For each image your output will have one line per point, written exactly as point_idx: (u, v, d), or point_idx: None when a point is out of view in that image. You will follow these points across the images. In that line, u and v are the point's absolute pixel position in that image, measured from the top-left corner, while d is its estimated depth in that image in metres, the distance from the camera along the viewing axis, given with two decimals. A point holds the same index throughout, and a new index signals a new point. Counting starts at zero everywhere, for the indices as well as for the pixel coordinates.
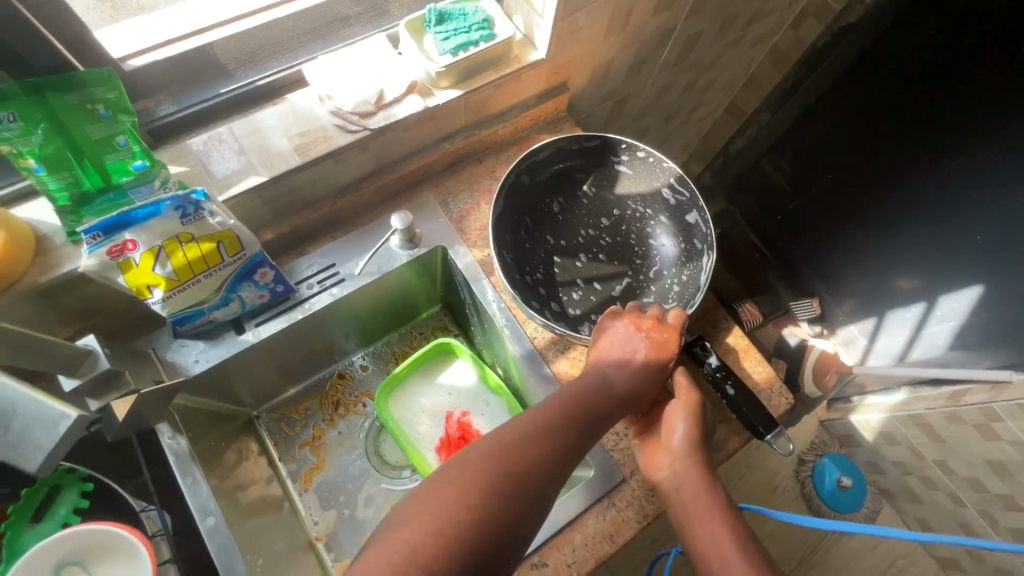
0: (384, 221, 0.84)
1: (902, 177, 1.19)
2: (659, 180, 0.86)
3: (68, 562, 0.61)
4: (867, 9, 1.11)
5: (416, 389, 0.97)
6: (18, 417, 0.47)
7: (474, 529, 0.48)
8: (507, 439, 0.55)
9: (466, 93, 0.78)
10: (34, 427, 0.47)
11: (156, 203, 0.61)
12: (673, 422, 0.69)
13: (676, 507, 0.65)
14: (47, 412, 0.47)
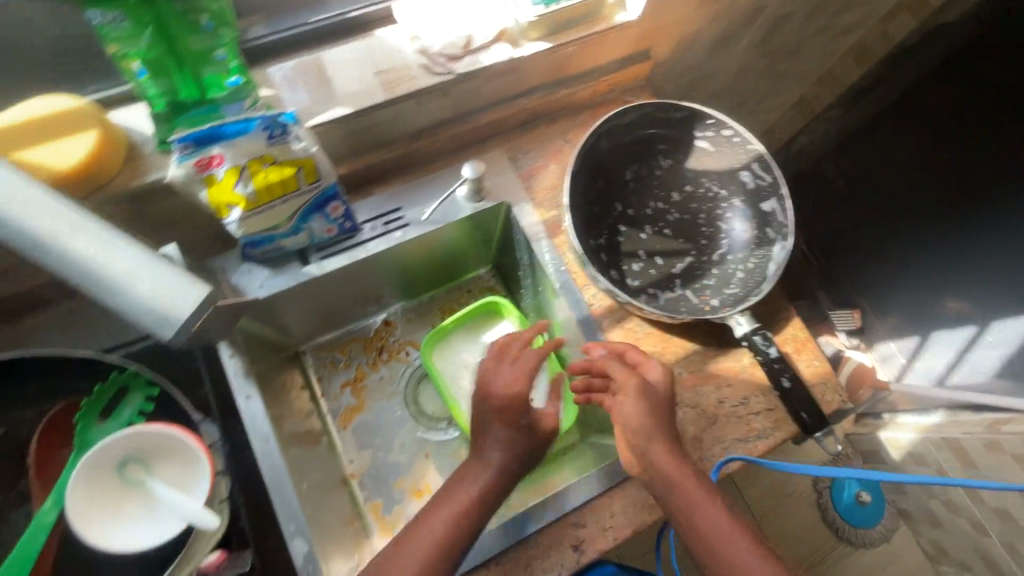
0: (453, 171, 0.84)
1: (959, 198, 1.15)
2: (740, 162, 0.83)
3: (129, 460, 0.62)
4: (970, 6, 1.03)
5: (460, 343, 0.98)
6: (154, 281, 0.45)
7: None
8: (436, 506, 0.64)
9: (554, 48, 0.76)
10: (168, 290, 0.45)
11: (246, 121, 0.61)
12: (627, 411, 0.66)
13: (663, 493, 0.63)
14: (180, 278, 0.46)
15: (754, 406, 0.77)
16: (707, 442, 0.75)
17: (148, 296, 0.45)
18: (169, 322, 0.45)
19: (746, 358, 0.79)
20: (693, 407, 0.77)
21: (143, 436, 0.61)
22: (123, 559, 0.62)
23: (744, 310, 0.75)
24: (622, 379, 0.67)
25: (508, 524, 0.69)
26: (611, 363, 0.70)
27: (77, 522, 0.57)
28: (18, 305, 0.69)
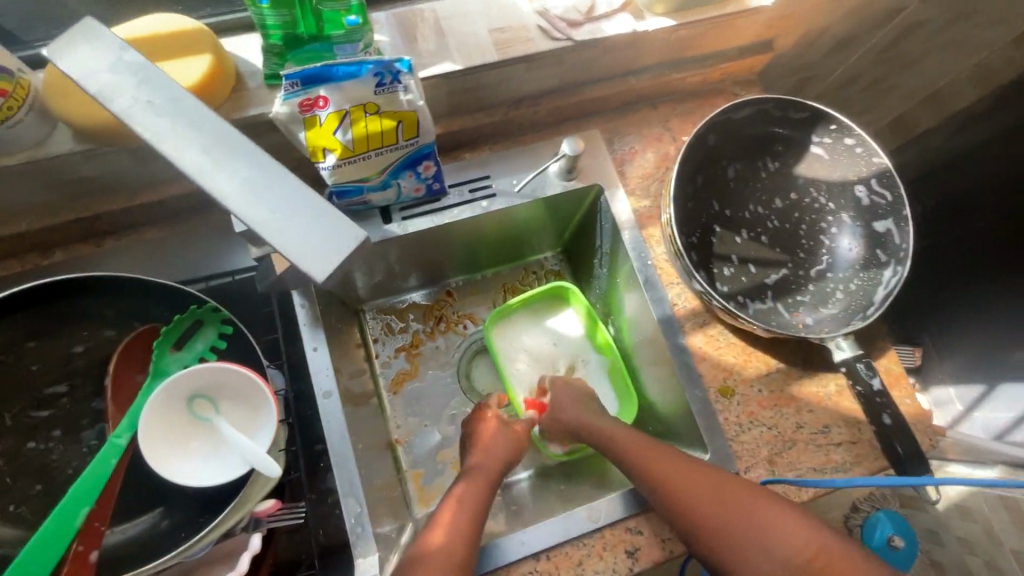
0: (546, 145, 0.80)
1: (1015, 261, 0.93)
2: (857, 175, 0.77)
3: (197, 395, 0.61)
4: None
5: (521, 325, 0.94)
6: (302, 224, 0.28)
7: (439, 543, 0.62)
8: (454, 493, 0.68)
9: (679, 25, 0.71)
10: (322, 236, 0.28)
11: (359, 64, 0.59)
12: (643, 462, 0.67)
13: (681, 518, 0.63)
14: (338, 215, 0.28)
15: (835, 436, 0.72)
16: (780, 466, 0.70)
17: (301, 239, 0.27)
18: (318, 271, 0.27)
19: (832, 385, 0.74)
20: (770, 429, 0.72)
21: (212, 373, 0.59)
22: (187, 492, 0.61)
23: (847, 334, 0.69)
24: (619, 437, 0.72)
25: (564, 518, 0.67)
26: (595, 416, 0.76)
27: (145, 450, 0.57)
28: (106, 224, 0.69)
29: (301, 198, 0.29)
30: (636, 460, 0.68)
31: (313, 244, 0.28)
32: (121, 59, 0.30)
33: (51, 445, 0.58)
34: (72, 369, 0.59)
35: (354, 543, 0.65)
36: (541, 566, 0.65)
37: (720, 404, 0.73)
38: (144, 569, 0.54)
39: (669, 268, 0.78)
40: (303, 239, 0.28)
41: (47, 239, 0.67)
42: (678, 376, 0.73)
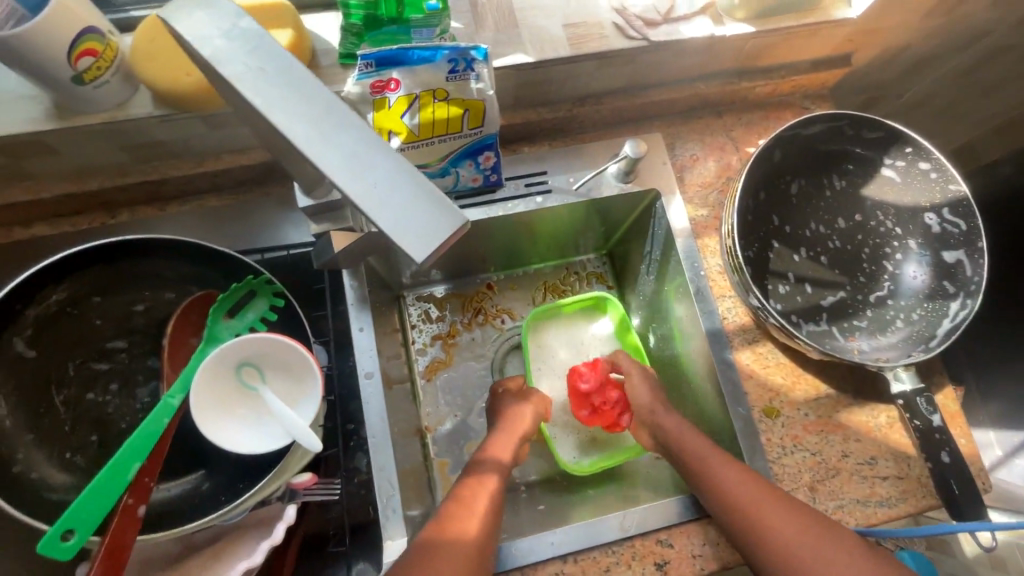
0: (606, 146, 0.79)
1: None
2: (929, 201, 0.73)
3: (246, 363, 0.62)
4: None
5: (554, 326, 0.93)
6: (399, 206, 0.27)
7: (468, 529, 0.60)
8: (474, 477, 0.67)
9: (758, 33, 0.69)
10: (420, 216, 0.27)
11: (435, 49, 0.59)
12: (709, 469, 0.64)
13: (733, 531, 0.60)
14: (436, 196, 0.27)
15: (882, 469, 0.69)
16: (823, 494, 0.68)
17: (400, 222, 0.27)
18: (415, 251, 0.27)
19: (883, 417, 0.71)
20: (814, 454, 0.70)
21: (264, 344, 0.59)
22: (229, 456, 0.63)
23: (909, 366, 0.67)
24: (687, 439, 0.69)
25: (594, 525, 0.66)
26: (661, 414, 0.74)
27: (194, 412, 0.57)
28: (172, 188, 0.70)
29: (401, 175, 0.28)
30: (703, 466, 0.65)
31: (410, 223, 0.27)
32: (236, 25, 0.30)
33: (108, 397, 0.60)
34: (132, 327, 0.61)
35: (384, 525, 0.65)
36: (568, 568, 0.64)
37: (763, 424, 0.70)
38: (187, 528, 0.55)
39: (722, 280, 0.76)
40: (401, 216, 0.27)
41: (115, 199, 0.69)
42: (723, 391, 0.72)
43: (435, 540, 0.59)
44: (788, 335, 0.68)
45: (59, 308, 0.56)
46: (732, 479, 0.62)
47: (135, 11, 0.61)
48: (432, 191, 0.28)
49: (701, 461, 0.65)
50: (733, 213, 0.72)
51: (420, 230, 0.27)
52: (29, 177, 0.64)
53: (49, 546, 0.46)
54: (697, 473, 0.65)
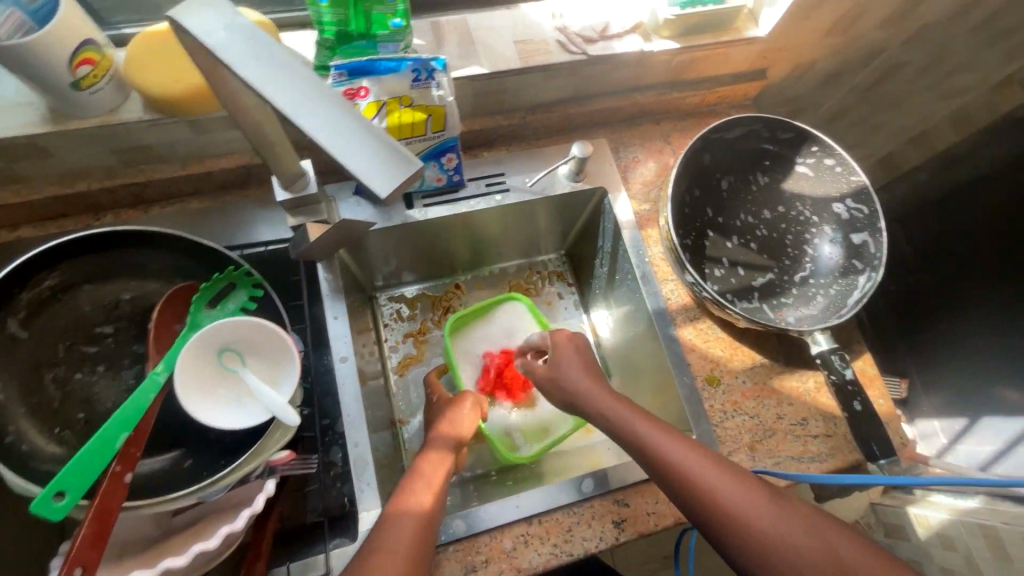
0: (558, 150, 0.88)
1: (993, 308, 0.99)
2: (838, 191, 0.84)
3: (227, 348, 0.66)
4: None
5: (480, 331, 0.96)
6: (367, 155, 0.34)
7: (426, 503, 0.63)
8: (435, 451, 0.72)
9: (681, 48, 0.80)
10: (388, 164, 0.34)
11: (399, 61, 0.67)
12: (643, 436, 0.64)
13: (676, 491, 0.59)
14: (398, 150, 0.34)
15: (813, 428, 0.77)
16: (761, 452, 0.75)
17: (367, 168, 0.34)
18: (381, 190, 0.33)
19: (811, 382, 0.80)
20: (752, 417, 0.77)
21: (239, 327, 0.64)
22: (211, 434, 0.66)
23: (824, 329, 0.76)
24: (649, 431, 0.64)
25: (553, 488, 0.71)
26: (612, 402, 0.69)
27: (178, 390, 0.61)
28: (155, 191, 0.76)
29: (374, 137, 0.35)
30: (670, 462, 0.60)
31: (381, 171, 0.34)
32: (235, 21, 0.37)
33: (96, 377, 0.63)
34: (118, 314, 0.65)
35: (359, 497, 0.69)
36: (532, 530, 0.69)
37: (705, 392, 0.78)
38: (169, 499, 0.58)
39: (665, 266, 0.85)
40: (373, 165, 0.34)
41: (101, 202, 0.74)
42: (669, 364, 0.79)
43: (395, 510, 0.61)
44: (720, 308, 0.76)
45: (50, 293, 0.61)
46: (701, 470, 0.58)
47: (128, 28, 0.67)
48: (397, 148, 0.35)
49: (668, 455, 0.61)
50: (669, 204, 0.81)
51: (382, 173, 0.34)
52: (20, 181, 0.69)
53: (41, 505, 0.50)
54: (665, 470, 0.60)
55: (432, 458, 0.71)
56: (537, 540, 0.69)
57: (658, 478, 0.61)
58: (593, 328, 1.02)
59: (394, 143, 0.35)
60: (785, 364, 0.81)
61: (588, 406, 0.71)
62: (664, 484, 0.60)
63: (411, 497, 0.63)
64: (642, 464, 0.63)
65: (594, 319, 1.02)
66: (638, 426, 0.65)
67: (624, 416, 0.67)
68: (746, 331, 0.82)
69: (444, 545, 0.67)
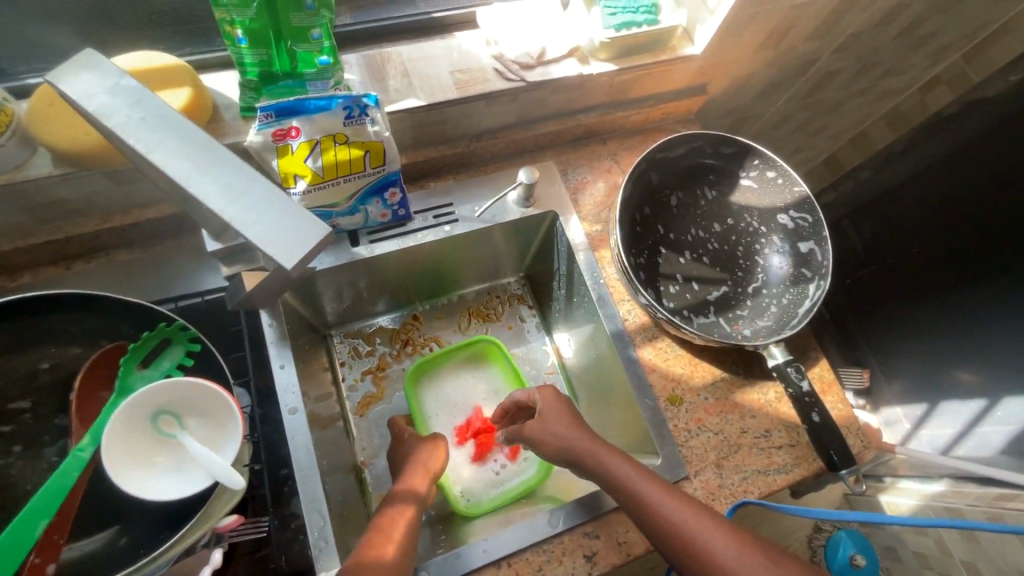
0: (506, 176, 0.87)
1: (939, 298, 1.00)
2: (783, 202, 0.86)
3: (163, 412, 0.61)
4: (978, 125, 0.95)
5: (444, 384, 0.96)
6: (268, 222, 0.33)
7: (391, 558, 0.59)
8: (404, 504, 0.69)
9: (619, 70, 0.80)
10: (290, 229, 0.33)
11: (329, 99, 0.65)
12: (609, 468, 0.65)
13: (641, 522, 0.60)
14: (300, 213, 0.34)
15: (777, 440, 0.77)
16: (728, 469, 0.74)
17: (268, 235, 0.33)
18: (284, 259, 0.32)
19: (771, 392, 0.80)
20: (717, 434, 0.77)
21: (177, 388, 0.59)
22: (149, 506, 0.62)
23: (778, 342, 0.76)
24: (651, 493, 0.61)
25: (525, 526, 0.69)
26: (615, 460, 0.65)
27: (106, 466, 0.56)
28: (76, 247, 0.71)
29: (277, 201, 0.34)
30: (681, 530, 0.57)
31: (284, 237, 0.33)
32: (119, 84, 0.36)
33: (12, 459, 0.60)
34: (37, 386, 0.61)
35: (316, 557, 0.66)
36: (502, 573, 0.67)
37: (669, 412, 0.78)
38: None
39: (620, 287, 0.84)
40: (272, 230, 0.33)
41: (15, 263, 0.69)
42: (631, 387, 0.78)
43: (356, 563, 0.58)
44: (677, 327, 0.76)
45: None
46: (714, 540, 0.56)
47: (32, 79, 0.65)
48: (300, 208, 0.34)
49: (679, 523, 0.58)
50: (619, 224, 0.81)
51: (284, 240, 0.33)
52: None
53: None
54: (676, 539, 0.57)
55: (398, 512, 0.67)
56: None
57: (667, 546, 0.58)
58: (556, 350, 1.00)
59: (298, 205, 0.35)
60: (744, 376, 0.81)
61: (557, 439, 0.70)
62: (674, 553, 0.57)
63: (373, 550, 0.60)
64: (650, 530, 0.59)
65: (557, 341, 1.01)
66: (603, 457, 0.66)
67: (628, 476, 0.63)
68: (705, 346, 0.82)
69: None
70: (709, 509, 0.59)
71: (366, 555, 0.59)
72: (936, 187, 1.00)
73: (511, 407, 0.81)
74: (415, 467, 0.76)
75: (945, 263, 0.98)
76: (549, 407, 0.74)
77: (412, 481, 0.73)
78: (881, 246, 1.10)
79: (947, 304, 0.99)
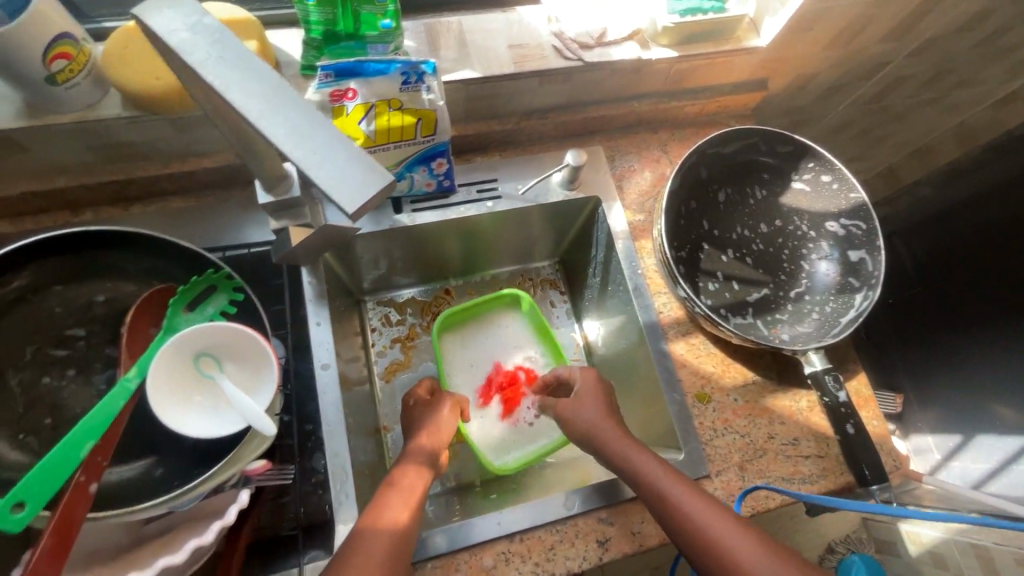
0: (553, 157, 0.86)
1: (992, 325, 0.95)
2: (836, 208, 0.83)
3: (204, 354, 0.64)
4: None
5: (465, 342, 0.94)
6: (334, 166, 0.34)
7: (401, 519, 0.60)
8: (415, 470, 0.68)
9: (680, 57, 0.78)
10: (355, 175, 0.34)
11: (388, 62, 0.65)
12: (633, 462, 0.64)
13: (664, 519, 0.60)
14: (366, 161, 0.34)
15: (804, 449, 0.75)
16: (750, 473, 0.73)
17: (333, 178, 0.34)
18: (348, 204, 0.33)
19: (804, 401, 0.78)
20: (742, 436, 0.75)
21: (222, 332, 0.62)
22: (184, 442, 0.64)
23: (818, 349, 0.74)
24: (675, 490, 0.60)
25: (540, 505, 0.70)
26: (640, 455, 0.65)
27: (151, 398, 0.58)
28: (137, 189, 0.73)
29: (343, 150, 0.35)
30: (703, 531, 0.56)
31: (347, 181, 0.34)
32: (199, 21, 0.37)
33: (64, 381, 0.60)
34: (91, 317, 0.62)
35: (336, 509, 0.68)
36: (514, 547, 0.68)
37: (696, 409, 0.76)
38: (139, 509, 0.56)
39: (658, 278, 0.83)
40: (334, 176, 0.34)
41: (80, 199, 0.72)
42: (659, 379, 0.78)
43: (369, 520, 0.58)
44: (713, 324, 0.75)
45: (19, 294, 0.58)
46: (736, 543, 0.55)
47: (110, 23, 0.67)
48: (363, 159, 0.35)
49: (701, 524, 0.57)
50: (664, 215, 0.80)
51: (347, 183, 0.33)
52: None
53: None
54: (697, 538, 0.56)
55: (410, 477, 0.66)
56: (518, 558, 0.67)
57: (688, 549, 0.57)
58: (584, 337, 1.00)
59: (362, 154, 0.35)
60: (777, 382, 0.79)
61: (589, 426, 0.71)
62: (696, 553, 0.56)
63: (385, 508, 0.60)
64: (671, 528, 0.59)
65: (585, 329, 1.00)
66: (626, 450, 0.66)
67: (651, 472, 0.63)
68: (739, 347, 0.81)
69: (422, 561, 0.66)
70: (733, 512, 0.58)
71: (379, 513, 0.59)
72: (1002, 207, 0.95)
73: (551, 381, 0.82)
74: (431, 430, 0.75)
75: (1004, 289, 0.93)
76: (587, 391, 0.75)
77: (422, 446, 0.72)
78: (934, 264, 1.05)
79: (1002, 332, 0.94)
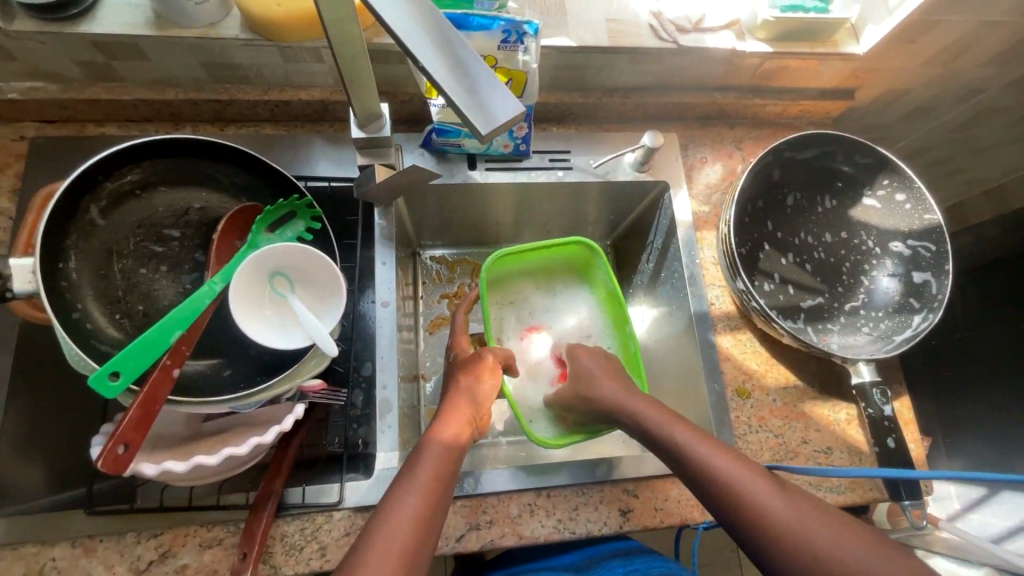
0: (628, 138, 0.87)
1: None
2: (908, 227, 0.82)
3: (279, 272, 0.66)
4: None
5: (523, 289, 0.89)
6: (475, 90, 0.37)
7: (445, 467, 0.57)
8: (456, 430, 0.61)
9: (774, 53, 0.78)
10: (493, 101, 0.37)
11: (492, 19, 0.66)
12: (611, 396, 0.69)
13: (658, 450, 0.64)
14: (499, 87, 0.37)
15: (836, 459, 0.75)
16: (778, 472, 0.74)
17: (472, 101, 0.37)
18: (483, 127, 0.37)
19: (843, 413, 0.78)
20: (776, 436, 0.76)
21: (303, 255, 0.65)
22: (251, 351, 0.69)
23: (869, 361, 0.76)
24: (660, 422, 0.64)
25: (570, 467, 0.72)
26: (623, 398, 0.68)
27: (232, 303, 0.61)
28: (235, 111, 0.78)
29: (480, 74, 0.38)
30: (745, 497, 0.56)
31: (485, 105, 0.37)
32: None
33: (158, 276, 0.64)
34: (186, 221, 0.66)
35: (379, 438, 0.71)
36: (540, 501, 0.70)
37: (734, 403, 0.77)
38: (212, 402, 0.59)
39: (713, 271, 0.84)
40: (471, 99, 0.37)
41: (182, 112, 0.76)
42: (701, 368, 0.79)
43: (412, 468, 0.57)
44: (767, 321, 0.75)
45: (130, 188, 0.63)
46: (777, 508, 0.55)
47: None
48: (496, 85, 0.38)
49: (709, 468, 0.59)
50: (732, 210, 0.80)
51: (485, 107, 0.37)
52: (114, 79, 0.73)
53: (99, 381, 0.52)
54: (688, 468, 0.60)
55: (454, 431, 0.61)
56: (542, 512, 0.70)
57: (726, 513, 0.57)
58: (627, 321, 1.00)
59: (496, 79, 0.38)
60: (817, 390, 0.79)
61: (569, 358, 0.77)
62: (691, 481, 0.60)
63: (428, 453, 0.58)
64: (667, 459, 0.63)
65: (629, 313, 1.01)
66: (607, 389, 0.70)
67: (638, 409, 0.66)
68: (786, 350, 0.81)
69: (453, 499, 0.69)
70: (769, 474, 0.58)
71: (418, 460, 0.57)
72: None
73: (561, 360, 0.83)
74: (475, 371, 0.69)
75: None
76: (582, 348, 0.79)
77: (467, 399, 0.66)
78: None
79: None
